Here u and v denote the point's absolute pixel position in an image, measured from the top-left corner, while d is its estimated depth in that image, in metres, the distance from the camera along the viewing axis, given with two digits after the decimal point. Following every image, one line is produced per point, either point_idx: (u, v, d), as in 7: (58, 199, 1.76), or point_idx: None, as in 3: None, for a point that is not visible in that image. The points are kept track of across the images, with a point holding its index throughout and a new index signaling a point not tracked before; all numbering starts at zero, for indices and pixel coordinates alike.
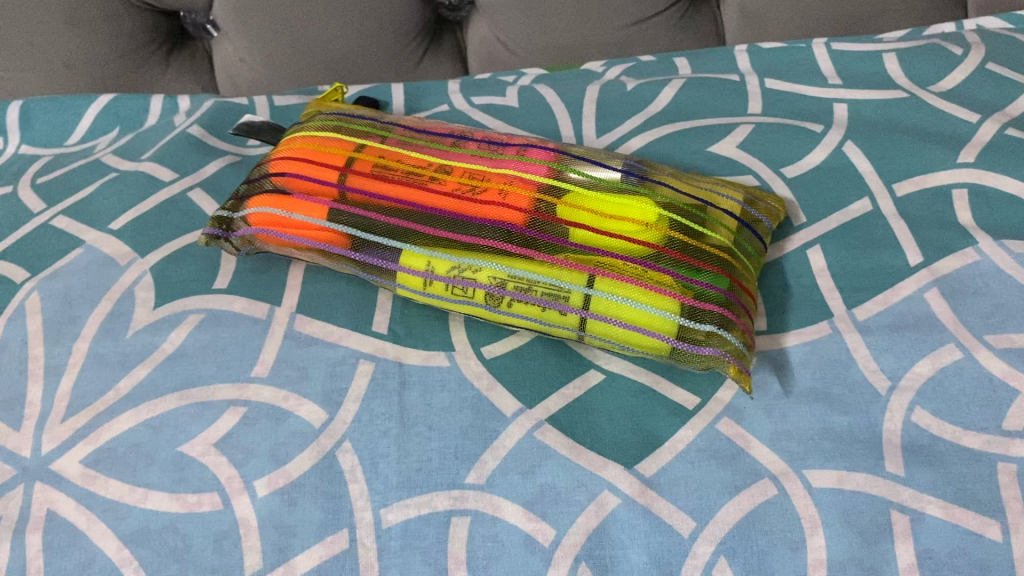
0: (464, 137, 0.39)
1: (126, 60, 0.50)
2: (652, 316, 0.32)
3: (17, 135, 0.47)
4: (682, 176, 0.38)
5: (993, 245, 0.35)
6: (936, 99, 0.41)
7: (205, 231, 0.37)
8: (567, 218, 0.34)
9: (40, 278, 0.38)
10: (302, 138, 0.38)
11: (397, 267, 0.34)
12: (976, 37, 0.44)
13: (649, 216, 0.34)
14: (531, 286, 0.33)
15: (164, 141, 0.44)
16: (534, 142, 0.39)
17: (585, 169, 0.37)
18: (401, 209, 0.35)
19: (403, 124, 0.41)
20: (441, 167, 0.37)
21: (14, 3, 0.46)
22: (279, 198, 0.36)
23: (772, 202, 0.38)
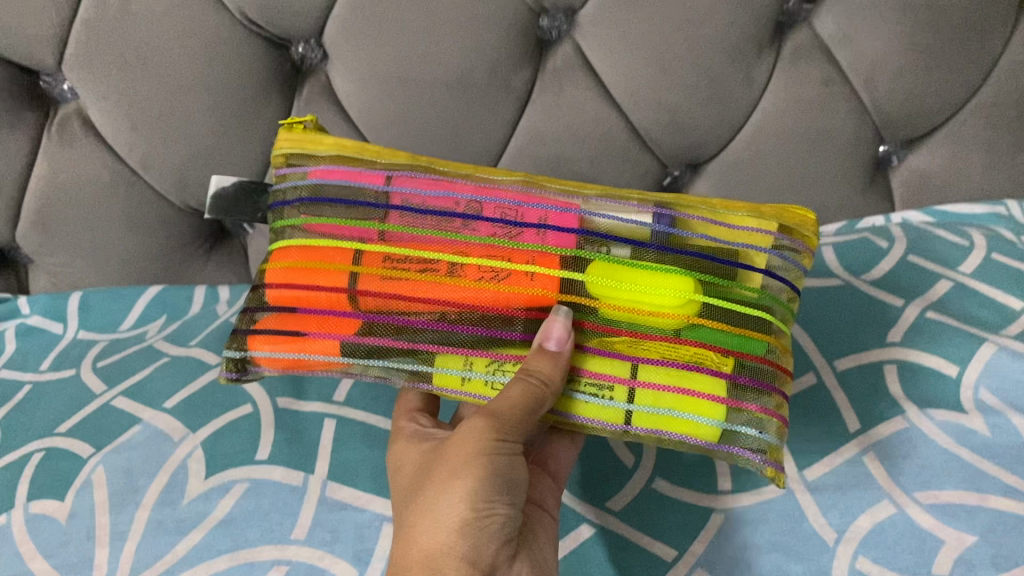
0: (471, 211, 0.38)
1: (173, 255, 0.57)
2: (695, 424, 0.35)
3: (75, 322, 0.54)
4: (714, 217, 0.39)
5: (918, 413, 0.42)
6: (867, 285, 0.49)
7: (222, 372, 0.39)
8: (605, 321, 0.37)
9: (103, 453, 0.43)
10: (293, 254, 0.38)
11: (435, 387, 0.37)
12: (900, 231, 0.53)
13: (686, 300, 0.36)
14: (573, 402, 0.36)
15: (210, 330, 0.51)
16: (546, 207, 0.38)
17: (609, 241, 0.37)
18: (423, 332, 0.37)
19: (398, 195, 0.39)
20: (456, 267, 0.37)
21: (84, 211, 0.53)
22: (293, 339, 0.37)
23: (808, 227, 0.40)
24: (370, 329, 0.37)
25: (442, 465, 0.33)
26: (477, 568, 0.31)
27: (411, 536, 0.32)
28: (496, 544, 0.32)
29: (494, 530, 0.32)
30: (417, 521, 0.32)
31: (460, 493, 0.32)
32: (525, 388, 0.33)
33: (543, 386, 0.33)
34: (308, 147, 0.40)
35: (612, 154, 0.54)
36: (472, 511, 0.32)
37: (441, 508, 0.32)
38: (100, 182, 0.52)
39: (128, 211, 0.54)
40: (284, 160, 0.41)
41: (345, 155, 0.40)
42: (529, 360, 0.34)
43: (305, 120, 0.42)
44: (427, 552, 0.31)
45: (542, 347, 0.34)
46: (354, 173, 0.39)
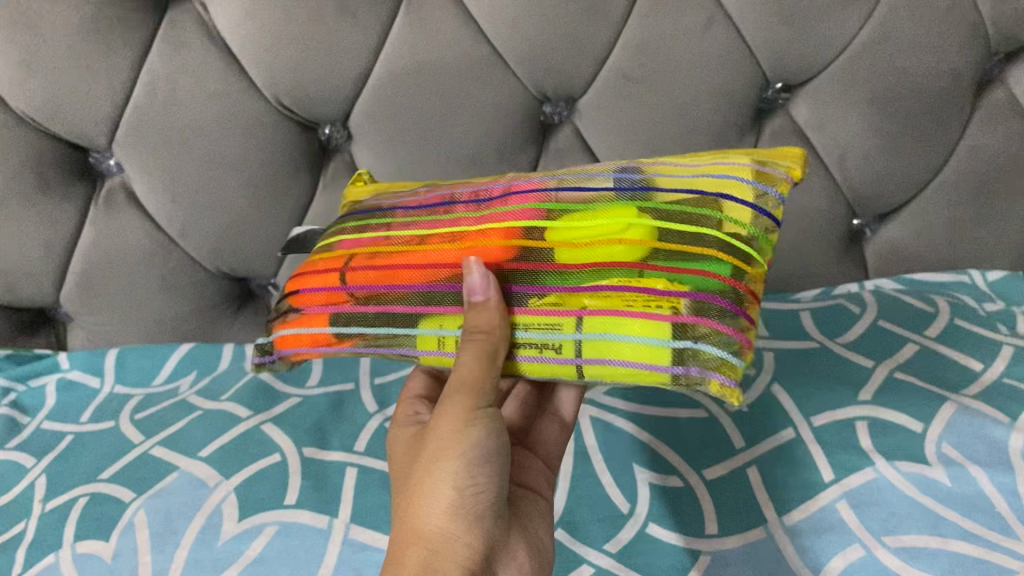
0: (457, 201, 0.45)
1: (204, 316, 0.62)
2: (639, 344, 0.34)
3: (113, 377, 0.58)
4: (685, 163, 0.40)
5: (886, 465, 0.46)
6: (841, 347, 0.54)
7: (254, 361, 0.48)
8: (563, 261, 0.38)
9: (144, 497, 0.47)
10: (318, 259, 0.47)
11: (417, 351, 0.41)
12: (872, 299, 0.58)
13: (631, 229, 0.37)
14: (530, 343, 0.37)
15: (239, 385, 0.55)
16: (525, 182, 0.43)
17: (573, 195, 0.40)
18: (394, 292, 0.42)
19: (406, 206, 0.47)
20: (425, 239, 0.43)
21: (124, 276, 0.58)
22: (297, 320, 0.45)
23: (791, 162, 0.39)
24: (355, 299, 0.43)
25: (428, 450, 0.37)
26: (471, 539, 0.36)
27: (411, 522, 0.36)
28: (483, 513, 0.36)
29: (483, 502, 0.37)
30: (411, 503, 0.37)
31: (448, 476, 0.36)
32: (478, 349, 0.37)
33: (491, 339, 0.37)
34: (357, 195, 0.51)
35: None
36: (460, 488, 0.36)
37: (430, 490, 0.36)
38: (141, 249, 0.57)
39: (164, 274, 0.58)
40: (342, 208, 0.52)
41: (380, 194, 0.51)
42: (470, 318, 0.37)
43: (365, 172, 0.54)
44: (425, 533, 0.36)
45: (470, 301, 0.38)
46: (383, 200, 0.49)
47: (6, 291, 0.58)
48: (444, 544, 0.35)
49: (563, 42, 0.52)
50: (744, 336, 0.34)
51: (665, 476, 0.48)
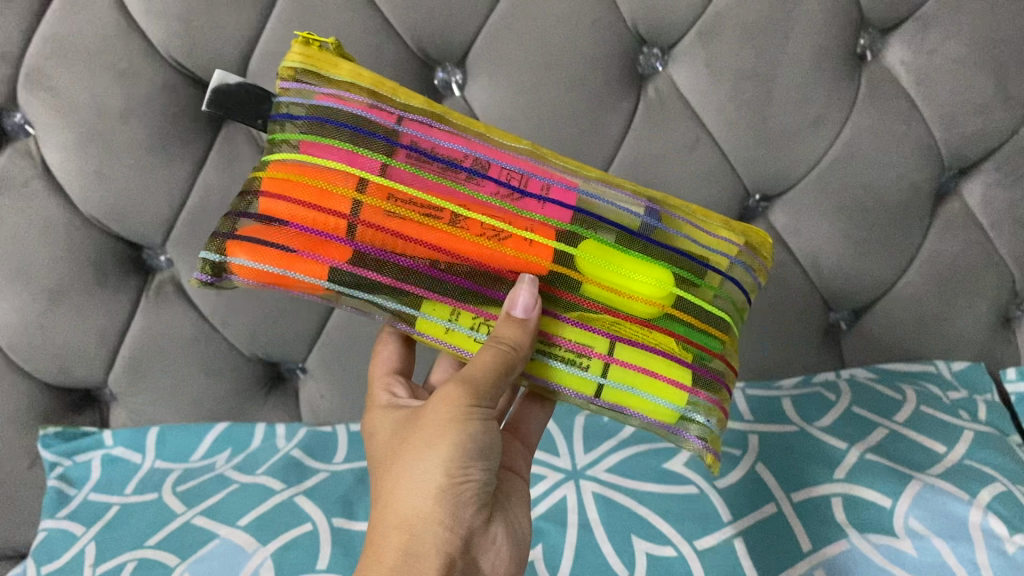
0: (478, 168, 0.47)
1: (237, 398, 0.68)
2: (657, 404, 0.47)
3: (152, 453, 0.63)
4: (694, 222, 0.52)
5: (859, 537, 0.52)
6: (819, 431, 0.60)
7: (198, 276, 0.44)
8: (592, 297, 0.47)
9: (188, 562, 0.52)
10: (298, 170, 0.44)
11: (415, 329, 0.46)
12: (847, 387, 0.64)
13: (664, 290, 0.47)
14: (560, 371, 0.47)
15: (272, 460, 0.61)
16: (555, 183, 0.48)
17: (610, 226, 0.48)
18: (412, 270, 0.45)
19: (407, 138, 0.46)
20: (452, 216, 0.45)
21: (168, 358, 0.64)
22: (281, 256, 0.43)
23: (763, 249, 0.55)
24: (362, 259, 0.44)
25: (425, 432, 0.42)
26: (453, 519, 0.41)
27: (400, 500, 0.41)
28: (466, 497, 0.42)
29: (469, 490, 0.42)
30: (403, 476, 0.42)
31: (443, 464, 0.41)
32: (497, 356, 0.42)
33: (512, 350, 0.43)
34: (331, 70, 0.46)
35: None
36: (452, 476, 0.41)
37: (424, 470, 0.41)
38: (186, 336, 0.64)
39: (206, 360, 0.65)
40: (291, 75, 0.47)
41: (358, 85, 0.47)
42: (501, 328, 0.43)
43: (318, 38, 0.47)
44: (415, 507, 0.41)
45: (508, 314, 0.44)
46: (370, 108, 0.46)
47: (58, 373, 0.64)
48: (428, 525, 0.41)
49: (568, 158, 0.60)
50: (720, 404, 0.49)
51: (660, 546, 0.53)
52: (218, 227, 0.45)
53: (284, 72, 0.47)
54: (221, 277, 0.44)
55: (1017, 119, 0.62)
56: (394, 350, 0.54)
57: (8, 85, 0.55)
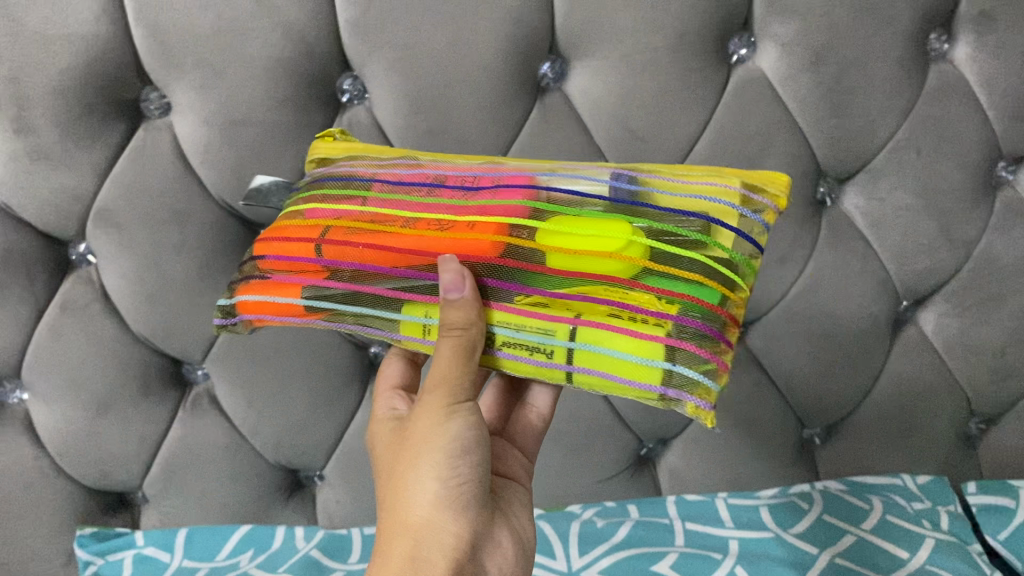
0: (437, 182, 0.52)
1: (259, 502, 0.74)
2: (627, 359, 0.45)
3: (180, 552, 0.69)
4: (678, 179, 0.50)
5: None
6: (793, 537, 0.66)
7: (216, 323, 0.55)
8: (552, 265, 0.47)
9: None
10: (286, 216, 0.53)
11: (401, 335, 0.50)
12: (820, 496, 0.69)
13: (625, 243, 0.46)
14: (522, 342, 0.47)
15: (293, 560, 0.68)
16: (510, 175, 0.51)
17: (575, 198, 0.49)
18: (368, 272, 0.50)
19: (379, 175, 0.53)
20: (408, 220, 0.50)
21: (200, 464, 0.71)
22: (266, 288, 0.52)
23: (777, 186, 0.49)
24: (331, 273, 0.50)
25: (415, 442, 0.46)
26: (457, 521, 0.46)
27: (405, 509, 0.46)
28: (466, 498, 0.46)
29: (465, 490, 0.46)
30: (404, 487, 0.46)
31: (434, 469, 0.45)
32: (452, 345, 0.44)
33: (464, 334, 0.45)
34: (332, 154, 0.57)
35: (603, 435, 0.72)
36: (446, 479, 0.45)
37: (422, 479, 0.45)
38: (217, 444, 0.71)
39: (234, 466, 0.72)
40: (309, 165, 0.58)
41: (351, 154, 0.56)
42: (447, 316, 0.44)
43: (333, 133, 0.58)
44: (420, 516, 0.45)
45: (444, 296, 0.45)
46: (355, 165, 0.55)
47: (98, 476, 0.70)
48: (432, 530, 0.45)
49: None
50: (714, 356, 0.44)
51: None
52: (231, 279, 0.55)
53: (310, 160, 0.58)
54: (232, 319, 0.54)
55: (960, 258, 0.70)
56: (398, 366, 0.58)
57: (78, 222, 0.64)
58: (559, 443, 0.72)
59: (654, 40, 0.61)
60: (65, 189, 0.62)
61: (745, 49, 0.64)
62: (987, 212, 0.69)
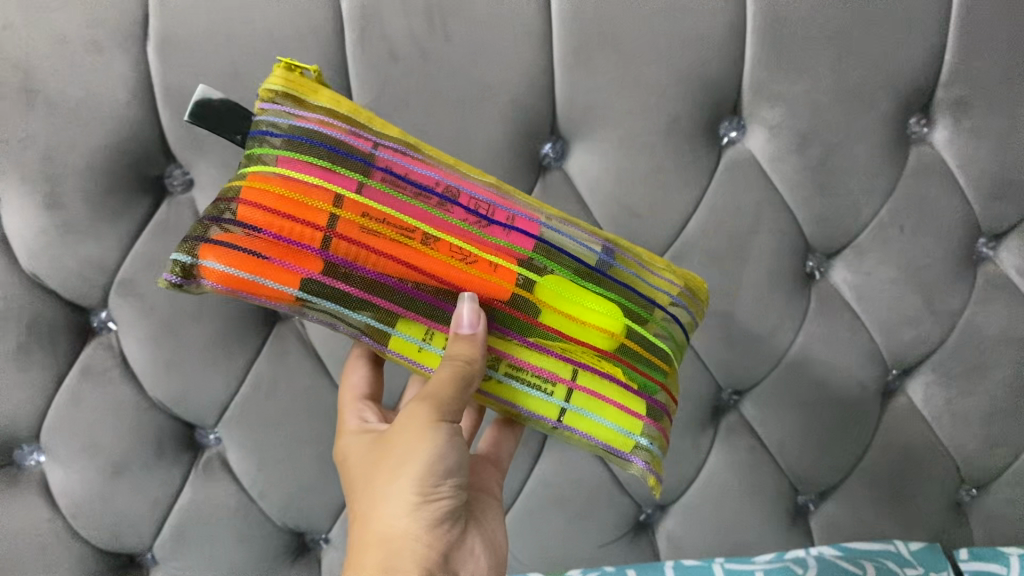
0: (448, 196, 0.53)
1: (265, 563, 0.76)
2: (608, 426, 0.55)
3: None
4: (644, 264, 0.60)
5: None
6: None
7: (165, 277, 0.49)
8: (554, 326, 0.54)
9: None
10: (273, 183, 0.49)
11: (389, 347, 0.53)
12: (814, 561, 0.75)
13: (615, 322, 0.55)
14: (529, 393, 0.54)
15: None
16: (521, 218, 0.55)
17: (569, 258, 0.56)
18: (380, 282, 0.51)
19: (382, 162, 0.52)
20: (426, 237, 0.51)
21: (210, 526, 0.73)
22: (251, 262, 0.48)
23: (702, 298, 0.63)
24: (334, 269, 0.50)
25: (396, 453, 0.49)
26: (429, 533, 0.48)
27: (378, 519, 0.48)
28: (439, 511, 0.48)
29: (440, 506, 0.48)
30: (378, 498, 0.48)
31: (416, 482, 0.47)
32: (453, 372, 0.48)
33: (467, 365, 0.49)
34: (307, 97, 0.53)
35: (602, 502, 0.73)
36: (424, 493, 0.48)
37: (399, 490, 0.47)
38: (227, 506, 0.73)
39: (243, 528, 0.74)
40: (271, 97, 0.52)
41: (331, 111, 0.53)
42: (454, 347, 0.49)
43: (298, 64, 0.53)
44: (391, 527, 0.47)
45: (456, 333, 0.49)
46: (350, 133, 0.53)
47: (110, 538, 0.72)
48: (405, 541, 0.47)
49: None
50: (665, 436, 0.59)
51: None
52: (190, 233, 0.50)
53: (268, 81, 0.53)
54: (189, 279, 0.49)
55: (944, 330, 0.73)
56: (362, 373, 0.61)
57: (102, 291, 0.67)
58: (560, 508, 0.73)
59: (650, 124, 0.65)
60: (91, 261, 0.65)
61: (734, 131, 0.68)
62: (969, 284, 0.73)
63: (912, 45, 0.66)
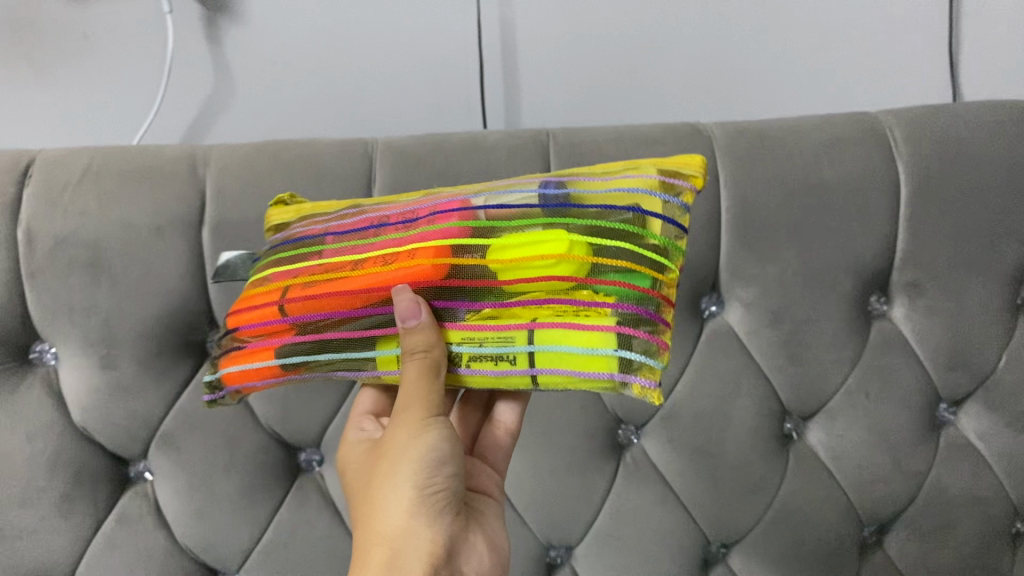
0: (383, 224, 0.59)
1: None
2: (581, 354, 0.52)
3: None
4: (599, 178, 0.56)
5: None
6: None
7: (205, 397, 0.62)
8: (497, 276, 0.54)
9: None
10: (251, 289, 0.61)
11: (378, 369, 0.57)
12: None
13: (560, 249, 0.53)
14: (494, 348, 0.53)
15: None
16: (444, 203, 0.58)
17: (506, 208, 0.56)
18: (326, 321, 0.57)
19: (332, 228, 0.61)
20: (356, 263, 0.57)
21: None
22: (246, 355, 0.59)
23: (693, 169, 0.56)
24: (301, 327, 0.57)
25: (389, 458, 0.51)
26: (431, 530, 0.50)
27: (380, 521, 0.50)
28: (436, 506, 0.51)
29: (438, 497, 0.51)
30: (380, 502, 0.51)
31: (410, 479, 0.50)
32: (421, 367, 0.51)
33: (428, 355, 0.51)
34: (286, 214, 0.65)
35: None
36: (420, 488, 0.50)
37: (397, 492, 0.50)
38: None
39: None
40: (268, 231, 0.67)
41: (306, 212, 0.65)
42: (409, 342, 0.51)
43: (278, 197, 0.67)
44: (392, 528, 0.49)
45: (404, 324, 0.52)
46: (310, 223, 0.63)
47: None
48: (408, 537, 0.49)
49: (564, 508, 0.76)
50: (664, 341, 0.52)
51: None
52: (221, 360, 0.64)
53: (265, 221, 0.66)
54: (219, 393, 0.63)
55: (913, 488, 0.79)
56: (371, 396, 0.65)
57: (143, 444, 0.74)
58: None
59: None
60: (136, 416, 0.73)
61: (714, 305, 0.77)
62: (933, 446, 0.79)
63: (867, 239, 0.75)
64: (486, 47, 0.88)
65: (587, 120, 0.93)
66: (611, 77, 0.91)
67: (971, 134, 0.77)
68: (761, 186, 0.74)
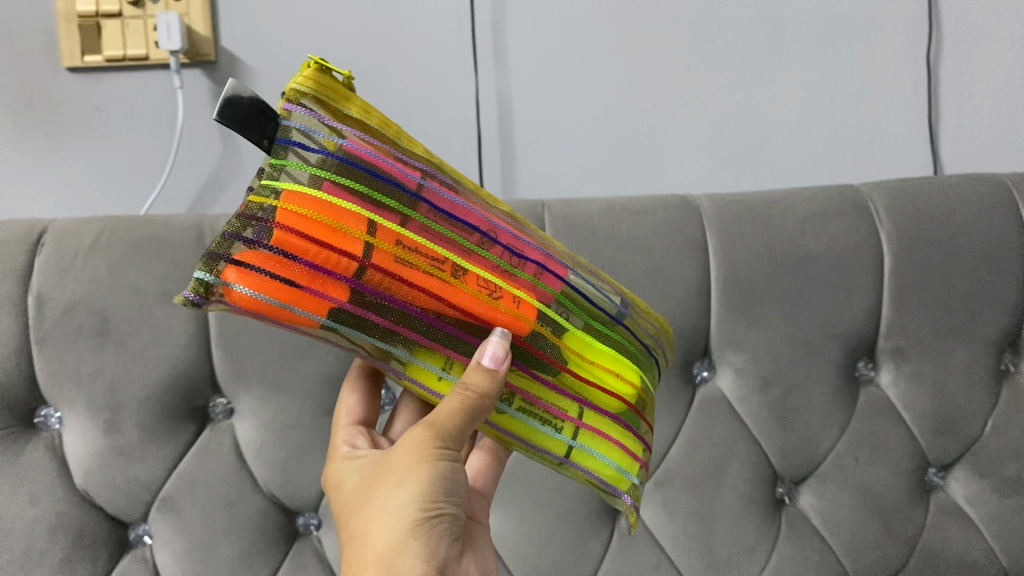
0: (482, 234, 0.51)
1: None
2: (607, 465, 0.57)
3: None
4: (639, 312, 0.64)
5: None
6: None
7: (187, 297, 0.42)
8: (572, 368, 0.54)
9: None
10: (314, 203, 0.43)
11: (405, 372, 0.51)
12: None
13: (628, 369, 0.57)
14: (540, 424, 0.55)
15: None
16: (534, 252, 0.55)
17: (587, 301, 0.57)
18: (404, 313, 0.47)
19: (424, 194, 0.49)
20: (458, 269, 0.48)
21: None
22: (280, 290, 0.42)
23: (669, 330, 0.68)
24: (360, 298, 0.45)
25: (393, 475, 0.49)
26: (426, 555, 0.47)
27: (373, 536, 0.48)
28: (435, 531, 0.48)
29: (442, 523, 0.49)
30: (375, 516, 0.48)
31: (412, 501, 0.48)
32: (462, 403, 0.48)
33: (478, 398, 0.48)
34: (346, 109, 0.48)
35: None
36: (422, 512, 0.48)
37: (396, 510, 0.48)
38: None
39: None
40: (298, 98, 0.45)
41: (363, 124, 0.48)
42: (467, 378, 0.48)
43: (331, 66, 0.47)
44: (383, 543, 0.47)
45: (479, 362, 0.48)
46: (389, 159, 0.48)
47: None
48: (398, 557, 0.46)
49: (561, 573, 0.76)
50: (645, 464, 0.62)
51: None
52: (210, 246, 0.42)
53: (304, 80, 0.46)
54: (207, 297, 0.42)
55: (905, 553, 0.80)
56: (355, 403, 0.65)
57: (143, 508, 0.75)
58: None
59: None
60: (137, 480, 0.74)
61: (706, 370, 0.79)
62: (924, 510, 0.81)
63: (852, 307, 0.78)
64: (485, 120, 0.91)
65: (584, 192, 0.95)
66: (607, 150, 0.94)
67: (950, 205, 0.80)
68: (748, 256, 0.77)
